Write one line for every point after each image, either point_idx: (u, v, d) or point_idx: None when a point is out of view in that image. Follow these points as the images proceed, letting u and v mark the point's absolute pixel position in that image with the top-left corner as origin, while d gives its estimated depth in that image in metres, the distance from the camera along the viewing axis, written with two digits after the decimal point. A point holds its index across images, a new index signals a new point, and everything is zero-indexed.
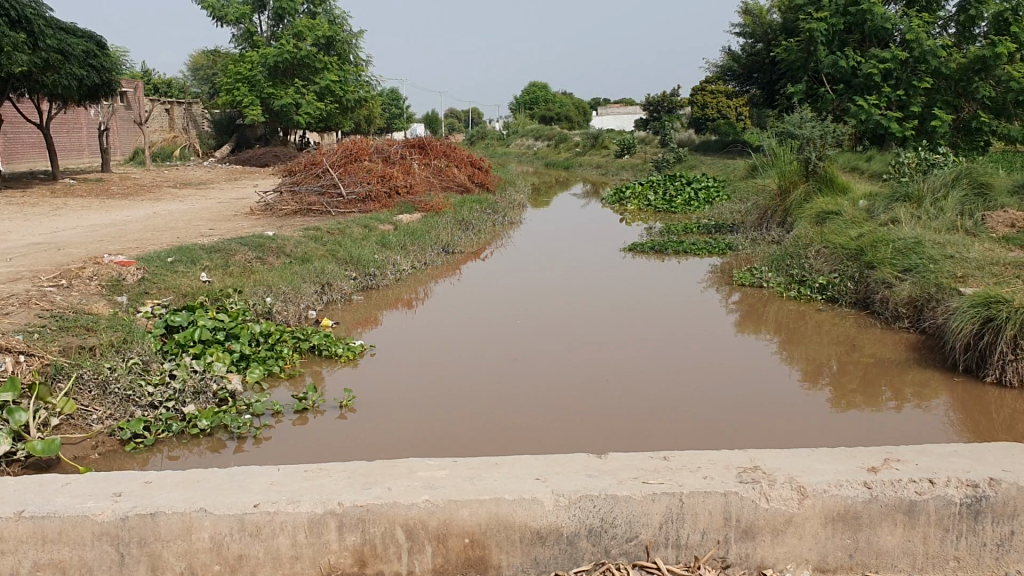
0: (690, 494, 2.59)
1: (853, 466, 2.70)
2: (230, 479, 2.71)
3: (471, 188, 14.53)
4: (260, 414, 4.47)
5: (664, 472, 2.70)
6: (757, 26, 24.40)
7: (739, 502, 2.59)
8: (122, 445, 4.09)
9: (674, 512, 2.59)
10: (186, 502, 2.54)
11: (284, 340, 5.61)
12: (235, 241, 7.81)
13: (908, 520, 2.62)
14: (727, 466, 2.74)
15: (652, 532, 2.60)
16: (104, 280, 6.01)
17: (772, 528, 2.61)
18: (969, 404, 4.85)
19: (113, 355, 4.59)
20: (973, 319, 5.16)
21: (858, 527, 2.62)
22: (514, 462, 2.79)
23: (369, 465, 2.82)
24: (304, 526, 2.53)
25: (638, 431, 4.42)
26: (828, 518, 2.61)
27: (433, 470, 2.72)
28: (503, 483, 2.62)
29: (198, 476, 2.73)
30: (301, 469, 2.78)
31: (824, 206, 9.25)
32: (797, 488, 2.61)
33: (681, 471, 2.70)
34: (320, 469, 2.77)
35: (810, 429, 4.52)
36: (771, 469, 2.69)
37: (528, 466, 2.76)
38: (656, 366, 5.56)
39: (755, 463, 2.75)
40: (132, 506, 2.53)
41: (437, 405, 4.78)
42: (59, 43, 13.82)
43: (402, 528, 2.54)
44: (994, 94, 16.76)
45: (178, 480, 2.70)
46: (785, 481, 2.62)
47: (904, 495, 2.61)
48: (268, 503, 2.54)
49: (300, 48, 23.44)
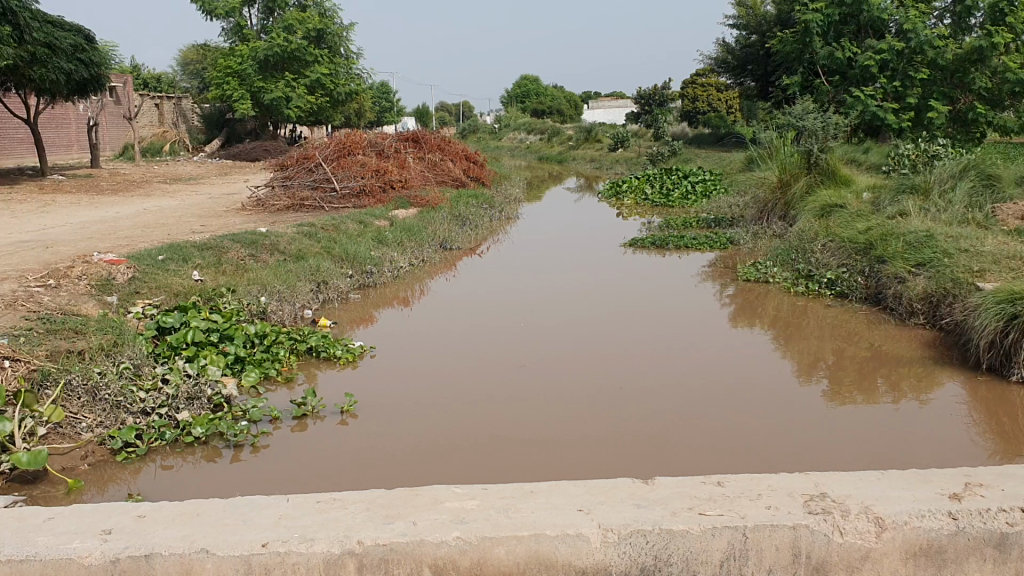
0: (755, 528, 2.49)
1: (935, 493, 2.66)
2: (232, 513, 2.60)
3: (466, 182, 14.34)
4: (257, 421, 4.27)
5: (721, 501, 2.62)
6: (752, 17, 23.73)
7: (810, 536, 2.50)
8: (113, 455, 3.88)
9: (736, 548, 2.49)
10: (184, 543, 2.41)
11: (281, 342, 5.43)
12: (228, 238, 7.59)
13: (998, 555, 2.53)
14: (790, 494, 2.67)
15: (711, 570, 2.48)
16: (93, 279, 5.80)
17: (846, 565, 2.51)
18: (996, 405, 4.68)
19: (103, 359, 4.36)
20: (997, 317, 4.99)
21: (941, 563, 2.53)
22: (554, 492, 2.70)
23: (389, 495, 2.71)
24: (318, 567, 2.39)
25: (655, 442, 4.20)
26: (909, 553, 2.52)
27: (461, 502, 2.63)
28: (541, 519, 2.52)
29: (197, 510, 2.62)
30: (313, 502, 2.67)
31: (829, 199, 9.06)
32: (874, 520, 2.53)
33: (741, 500, 2.62)
34: (335, 502, 2.66)
35: (834, 437, 4.29)
36: (841, 498, 2.64)
37: (571, 496, 2.67)
38: (670, 372, 5.33)
39: (820, 490, 2.70)
40: (124, 547, 2.40)
41: (444, 414, 4.56)
42: (45, 37, 13.54)
43: (429, 569, 2.42)
44: (991, 85, 16.61)
45: (175, 515, 2.59)
46: (861, 513, 2.55)
47: (994, 526, 2.53)
48: (277, 542, 2.41)
49: (290, 41, 23.15)
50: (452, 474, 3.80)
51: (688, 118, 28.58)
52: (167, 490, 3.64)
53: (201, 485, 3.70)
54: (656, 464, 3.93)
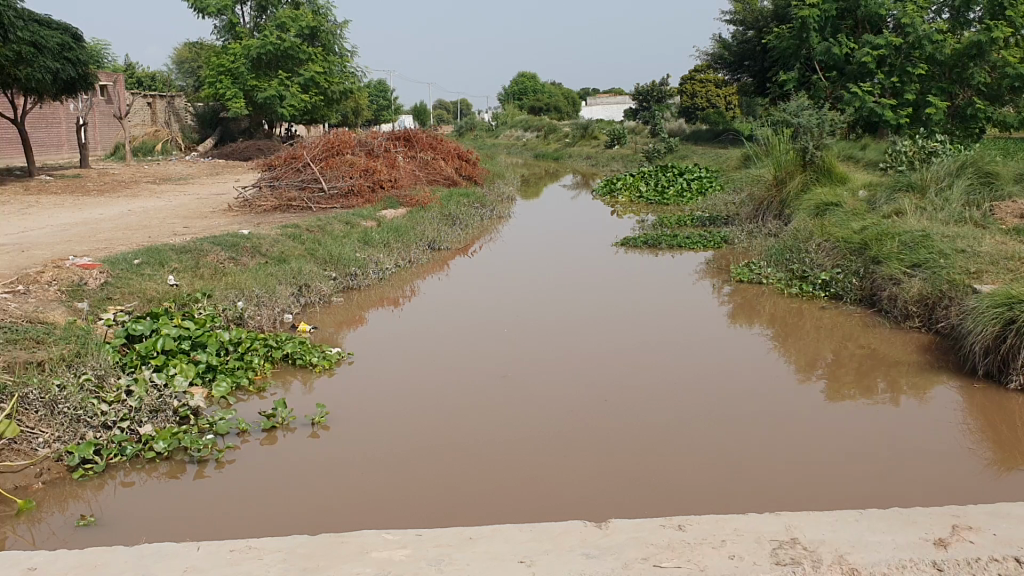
0: None
1: (919, 540, 2.71)
2: (134, 563, 2.67)
3: (459, 181, 14.18)
4: (224, 434, 4.11)
5: (680, 549, 2.67)
6: (749, 13, 23.62)
7: None
8: (70, 472, 3.72)
9: None
10: None
11: (255, 350, 5.26)
12: (208, 241, 7.43)
13: None
14: (760, 539, 2.73)
15: None
16: (64, 284, 5.64)
17: None
18: (992, 412, 4.53)
19: (63, 371, 4.19)
20: (993, 321, 4.84)
21: None
22: (500, 540, 2.77)
23: (311, 544, 2.78)
24: None
25: (641, 454, 4.02)
26: None
27: (392, 551, 2.70)
28: (483, 570, 2.58)
29: (100, 560, 2.70)
30: (225, 550, 2.74)
31: (824, 197, 8.89)
32: (847, 568, 2.57)
33: (703, 549, 2.67)
34: (247, 551, 2.72)
35: (827, 446, 4.12)
36: (813, 544, 2.69)
37: (515, 545, 2.74)
38: (660, 377, 5.15)
39: (792, 535, 2.75)
40: None
41: (423, 425, 4.39)
42: (31, 35, 13.34)
43: None
44: (990, 80, 16.41)
45: (77, 565, 2.67)
46: (834, 562, 2.59)
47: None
48: None
49: (284, 39, 22.96)
50: (427, 493, 3.63)
51: (686, 114, 28.39)
52: (123, 510, 3.49)
53: (159, 503, 3.55)
54: (641, 479, 3.76)
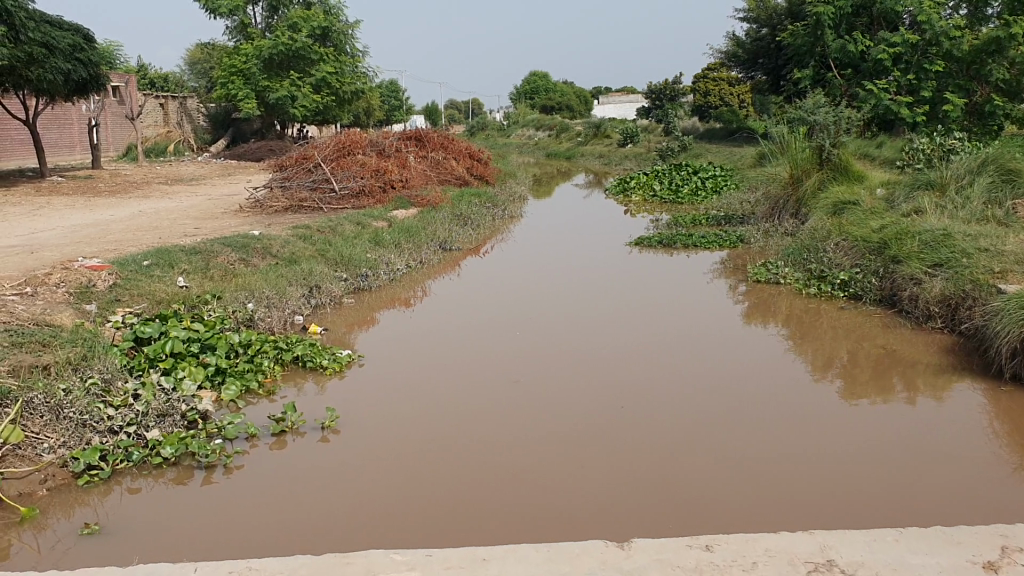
0: None
1: (965, 561, 2.64)
2: None
3: (471, 181, 14.09)
4: (232, 439, 4.04)
5: (709, 570, 2.61)
6: (762, 11, 23.45)
7: None
8: (75, 478, 3.66)
9: None
10: None
11: (265, 352, 5.19)
12: (218, 242, 7.37)
13: None
14: (794, 559, 2.66)
15: None
16: (72, 286, 5.58)
17: None
18: (1020, 417, 4.41)
19: (69, 375, 4.13)
20: (1019, 323, 4.71)
21: None
22: (515, 559, 2.72)
23: (316, 563, 2.73)
24: None
25: (659, 459, 3.92)
26: None
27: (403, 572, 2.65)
28: None
29: None
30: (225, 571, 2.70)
31: (841, 196, 8.76)
32: None
33: (733, 569, 2.61)
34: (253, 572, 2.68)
35: (853, 455, 4.00)
36: (850, 566, 2.63)
37: (531, 564, 2.68)
38: (677, 381, 5.04)
39: (827, 555, 2.69)
40: None
41: (436, 429, 4.29)
42: (43, 37, 13.33)
43: None
44: (1009, 76, 16.01)
45: None
46: None
47: None
48: None
49: (295, 40, 22.93)
50: (438, 499, 3.54)
51: (699, 113, 28.27)
52: (129, 518, 3.42)
53: (166, 511, 3.47)
54: (661, 486, 3.65)
